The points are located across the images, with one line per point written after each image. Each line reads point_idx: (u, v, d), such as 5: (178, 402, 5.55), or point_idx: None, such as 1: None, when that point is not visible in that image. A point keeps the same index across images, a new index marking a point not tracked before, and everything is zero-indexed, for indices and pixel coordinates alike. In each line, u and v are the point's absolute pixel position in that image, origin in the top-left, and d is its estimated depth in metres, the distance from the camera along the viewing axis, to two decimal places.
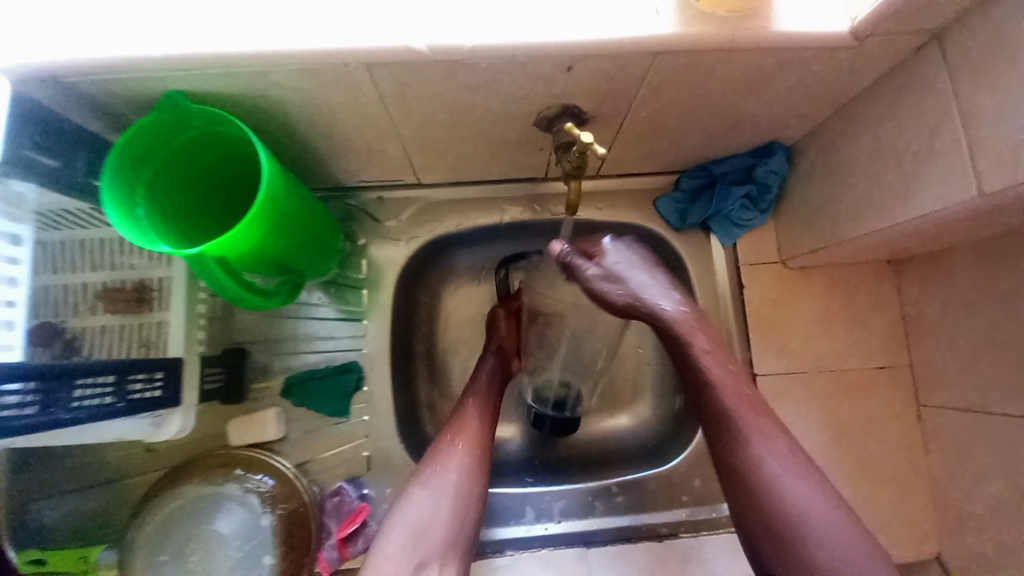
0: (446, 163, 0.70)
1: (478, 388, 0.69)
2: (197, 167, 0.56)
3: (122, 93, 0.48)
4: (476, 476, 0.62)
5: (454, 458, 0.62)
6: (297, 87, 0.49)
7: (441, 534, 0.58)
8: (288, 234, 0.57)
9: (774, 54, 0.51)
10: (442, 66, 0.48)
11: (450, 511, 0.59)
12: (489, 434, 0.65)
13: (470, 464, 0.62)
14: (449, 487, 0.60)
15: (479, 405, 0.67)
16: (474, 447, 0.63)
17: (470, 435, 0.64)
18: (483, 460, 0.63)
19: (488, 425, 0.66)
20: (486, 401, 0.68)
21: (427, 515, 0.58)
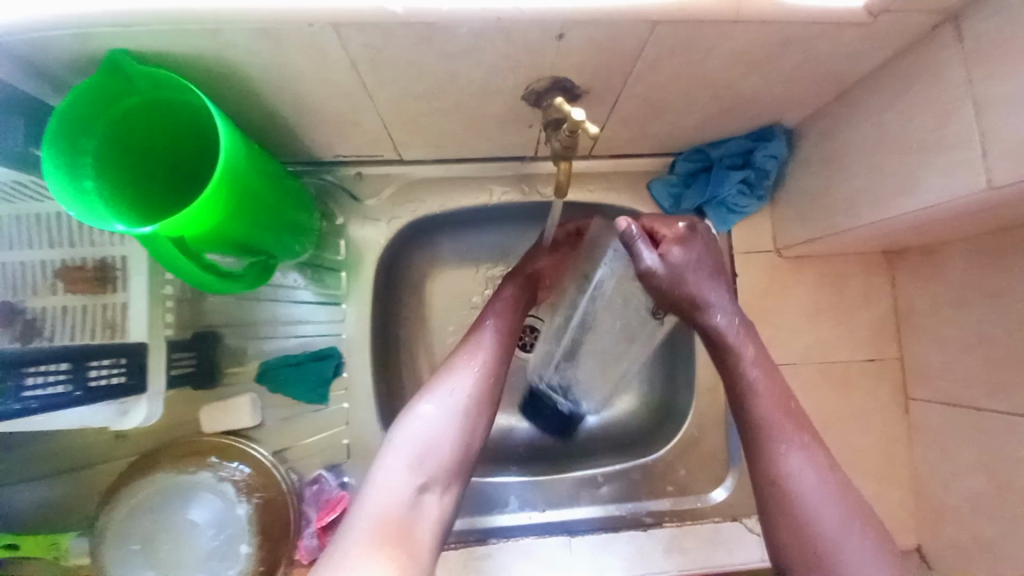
0: (428, 138, 0.65)
1: (500, 306, 0.66)
2: (153, 138, 0.51)
3: (61, 54, 0.43)
4: (489, 392, 0.59)
5: (471, 369, 0.59)
6: (258, 50, 0.45)
7: (448, 448, 0.55)
8: (257, 211, 0.53)
9: (779, 28, 0.47)
10: (419, 31, 0.44)
11: (460, 425, 0.56)
12: (506, 354, 0.62)
13: (481, 381, 0.59)
14: (462, 397, 0.57)
15: (501, 324, 0.64)
16: (486, 367, 0.60)
17: (490, 352, 0.61)
18: (496, 381, 0.60)
19: (506, 347, 0.63)
20: (506, 317, 0.65)
21: (437, 426, 0.55)
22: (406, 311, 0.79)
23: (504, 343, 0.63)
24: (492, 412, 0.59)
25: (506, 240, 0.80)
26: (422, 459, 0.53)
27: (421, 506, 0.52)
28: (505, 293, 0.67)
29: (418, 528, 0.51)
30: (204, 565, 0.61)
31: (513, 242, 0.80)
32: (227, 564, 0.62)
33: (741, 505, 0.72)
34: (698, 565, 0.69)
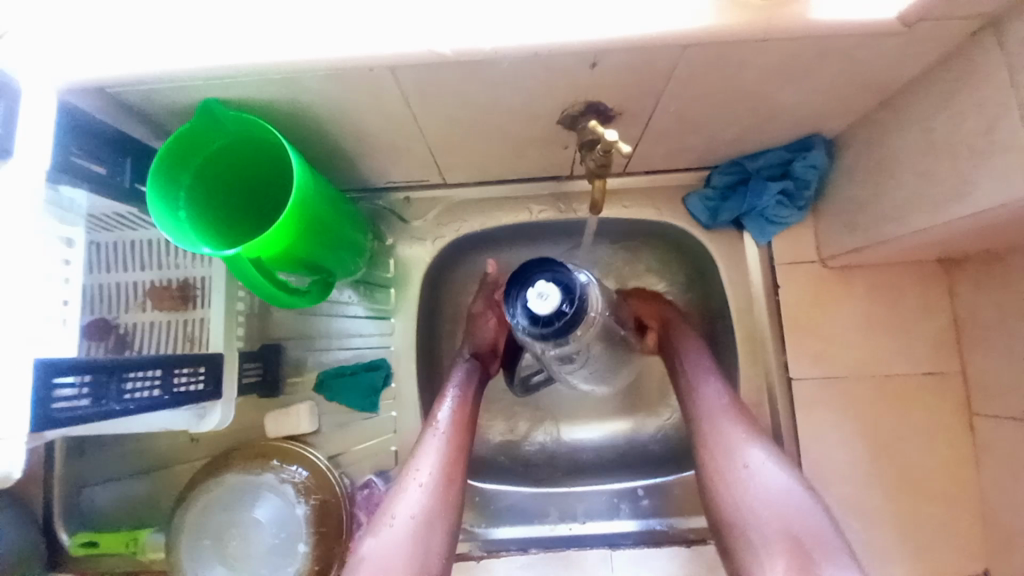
0: (471, 162, 0.70)
1: (454, 390, 0.67)
2: (234, 172, 0.58)
3: (165, 103, 0.51)
4: (444, 498, 0.61)
5: (417, 483, 0.61)
6: (324, 91, 0.51)
7: (405, 567, 0.56)
8: (320, 234, 0.59)
9: (812, 43, 0.48)
10: (464, 66, 0.48)
11: (413, 545, 0.57)
12: (458, 456, 0.63)
13: (438, 472, 0.62)
14: (410, 514, 0.59)
15: (454, 413, 0.65)
16: (442, 455, 0.63)
17: (445, 441, 0.63)
18: (453, 470, 0.63)
19: (458, 447, 0.64)
20: (461, 409, 0.66)
21: (387, 553, 0.57)
22: (450, 326, 0.83)
23: (458, 441, 0.64)
24: (451, 515, 0.60)
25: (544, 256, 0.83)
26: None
27: None
28: (455, 386, 0.68)
29: None
30: (266, 562, 0.65)
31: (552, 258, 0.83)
32: (286, 562, 0.65)
33: None
34: None
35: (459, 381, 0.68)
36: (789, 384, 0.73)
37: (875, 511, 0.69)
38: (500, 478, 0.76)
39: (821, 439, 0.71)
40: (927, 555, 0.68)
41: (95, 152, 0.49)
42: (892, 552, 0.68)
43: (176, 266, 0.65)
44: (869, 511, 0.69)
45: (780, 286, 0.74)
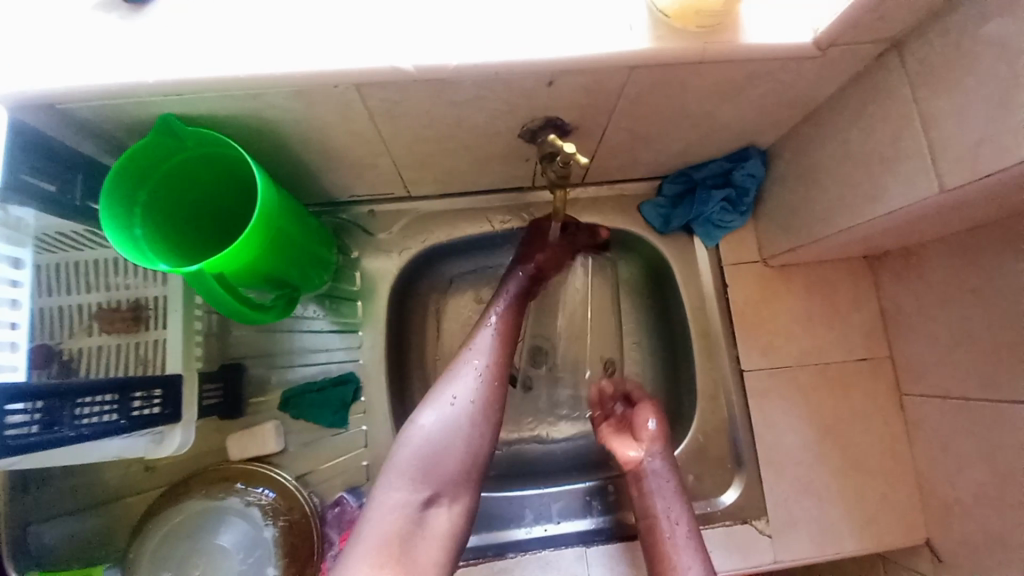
0: (435, 175, 0.72)
1: (507, 298, 0.71)
2: (192, 188, 0.57)
3: (118, 119, 0.50)
4: (493, 394, 0.63)
5: (471, 372, 0.63)
6: (288, 107, 0.51)
7: (457, 452, 0.59)
8: (283, 249, 0.59)
9: (743, 65, 0.54)
10: (429, 84, 0.50)
11: (465, 431, 0.60)
12: (506, 356, 0.66)
13: (486, 380, 0.63)
14: (464, 397, 0.62)
15: (502, 327, 0.68)
16: (492, 364, 0.65)
17: (489, 360, 0.65)
18: (500, 378, 0.65)
19: (506, 348, 0.67)
20: (511, 314, 0.70)
21: (443, 431, 0.59)
22: (418, 338, 0.83)
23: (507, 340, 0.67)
24: (498, 414, 0.63)
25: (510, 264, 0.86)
26: (430, 467, 0.58)
27: (427, 521, 0.56)
28: (510, 291, 0.71)
29: (423, 542, 0.55)
30: None
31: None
32: None
33: (750, 508, 0.75)
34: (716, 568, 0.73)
35: (511, 293, 0.71)
36: (742, 376, 0.78)
37: (823, 489, 0.75)
38: None
39: (773, 425, 0.76)
40: (872, 526, 0.74)
41: (44, 168, 0.48)
42: (841, 525, 0.74)
43: (127, 286, 0.62)
44: (817, 490, 0.75)
45: (728, 286, 0.80)
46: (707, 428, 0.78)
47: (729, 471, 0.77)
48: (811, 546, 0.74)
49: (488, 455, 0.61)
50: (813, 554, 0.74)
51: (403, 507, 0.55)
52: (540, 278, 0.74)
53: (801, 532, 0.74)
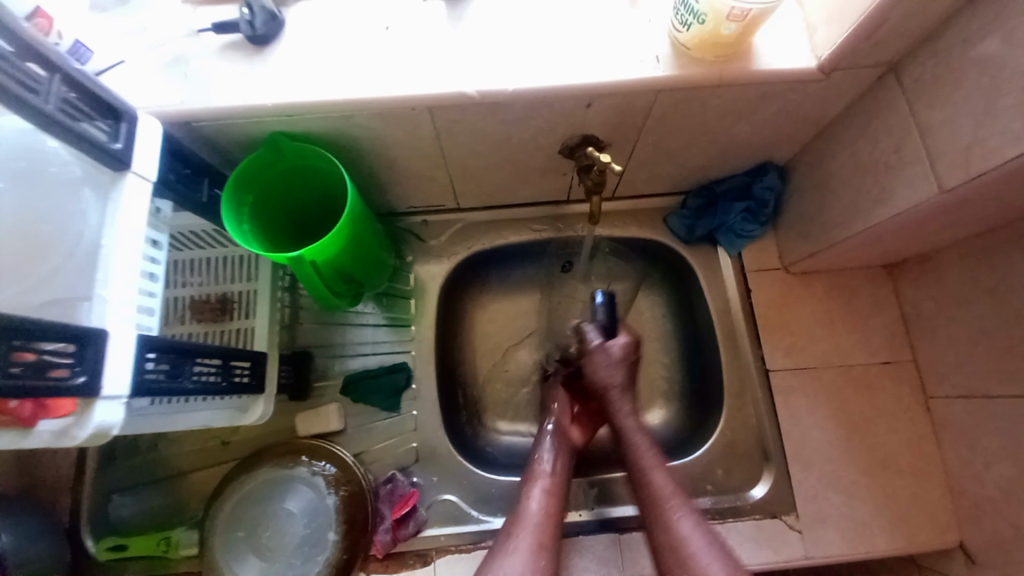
0: (483, 188, 0.82)
1: (545, 471, 0.71)
2: (285, 195, 0.69)
3: (236, 135, 0.62)
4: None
5: (517, 549, 0.63)
6: (372, 126, 0.63)
7: None
8: (357, 245, 0.68)
9: (756, 87, 0.62)
10: (489, 105, 0.61)
11: None
12: (551, 533, 0.65)
13: (534, 560, 0.63)
14: None
15: (549, 501, 0.68)
16: (536, 544, 0.64)
17: (535, 534, 0.64)
18: (546, 556, 0.63)
19: (552, 523, 0.66)
20: (553, 495, 0.68)
21: None
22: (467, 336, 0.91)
23: (546, 521, 0.66)
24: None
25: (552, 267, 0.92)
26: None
27: None
28: (548, 469, 0.71)
29: None
30: (299, 551, 0.70)
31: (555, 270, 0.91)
32: (316, 551, 0.70)
33: (778, 503, 0.78)
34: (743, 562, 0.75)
35: (547, 460, 0.72)
36: (767, 375, 0.83)
37: (851, 487, 0.77)
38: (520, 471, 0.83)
39: (799, 423, 0.80)
40: (902, 525, 0.76)
41: (180, 173, 0.59)
42: (870, 523, 0.76)
43: (215, 284, 0.73)
44: (845, 487, 0.77)
45: (752, 290, 0.86)
46: (734, 426, 0.82)
47: (757, 467, 0.81)
48: (841, 542, 0.76)
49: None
50: (843, 550, 0.75)
51: None
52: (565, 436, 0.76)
53: (830, 528, 0.76)
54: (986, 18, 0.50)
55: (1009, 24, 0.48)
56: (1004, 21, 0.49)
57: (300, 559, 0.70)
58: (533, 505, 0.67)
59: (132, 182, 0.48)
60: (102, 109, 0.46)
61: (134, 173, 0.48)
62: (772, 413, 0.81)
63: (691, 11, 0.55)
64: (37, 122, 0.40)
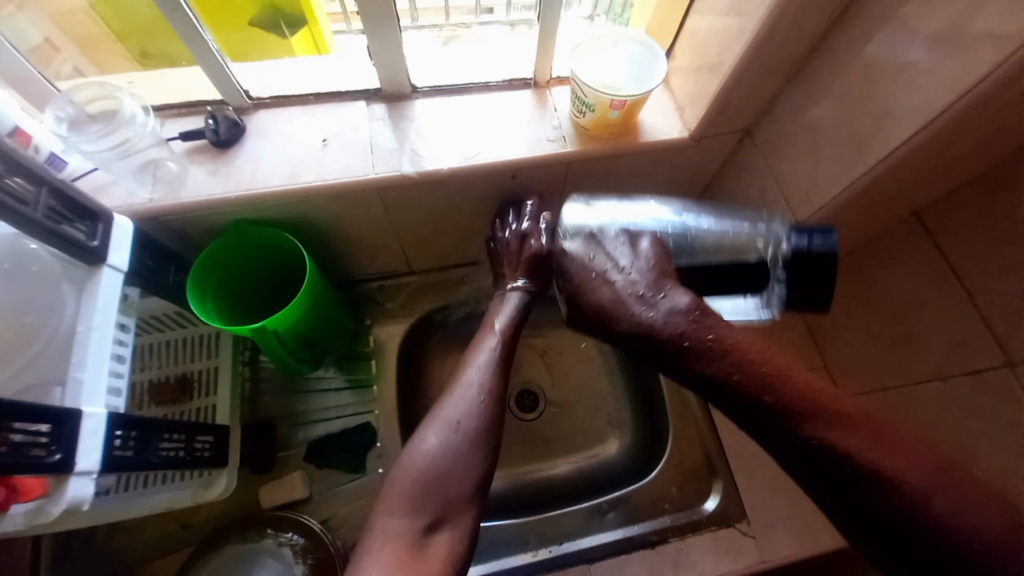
0: (432, 253, 0.91)
1: (502, 314, 0.74)
2: (246, 273, 0.75)
3: (201, 225, 0.69)
4: (496, 395, 0.66)
5: (476, 366, 0.68)
6: (327, 208, 0.72)
7: (458, 474, 0.60)
8: (319, 312, 0.74)
9: (647, 154, 0.77)
10: (428, 181, 0.72)
11: (467, 454, 0.61)
12: (502, 372, 0.68)
13: (488, 400, 0.65)
14: (467, 420, 0.63)
15: (501, 341, 0.71)
16: (495, 379, 0.67)
17: (490, 376, 0.67)
18: (500, 387, 0.67)
19: (503, 375, 0.68)
20: (506, 329, 0.73)
21: (439, 456, 0.60)
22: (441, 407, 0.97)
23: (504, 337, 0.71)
24: (500, 412, 0.65)
25: None
26: (431, 485, 0.59)
27: (426, 532, 0.56)
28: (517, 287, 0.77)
29: (423, 448, 0.61)
30: None
31: None
32: None
33: (732, 512, 0.83)
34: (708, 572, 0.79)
35: (508, 311, 0.75)
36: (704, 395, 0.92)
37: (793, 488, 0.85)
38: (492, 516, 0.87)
39: (737, 434, 0.88)
40: None
41: (148, 260, 0.64)
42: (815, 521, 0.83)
43: (174, 365, 0.76)
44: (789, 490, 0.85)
45: None
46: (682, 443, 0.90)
47: (708, 483, 0.87)
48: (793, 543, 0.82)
49: (489, 463, 0.62)
50: (797, 551, 0.81)
51: (407, 525, 0.56)
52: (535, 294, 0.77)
53: (782, 532, 0.82)
54: (806, 93, 0.66)
55: (822, 98, 0.64)
56: (818, 96, 0.65)
57: None
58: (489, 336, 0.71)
59: (109, 275, 0.53)
60: (81, 213, 0.51)
61: (110, 268, 0.54)
62: (713, 428, 0.89)
63: (584, 103, 0.69)
64: (25, 229, 0.46)
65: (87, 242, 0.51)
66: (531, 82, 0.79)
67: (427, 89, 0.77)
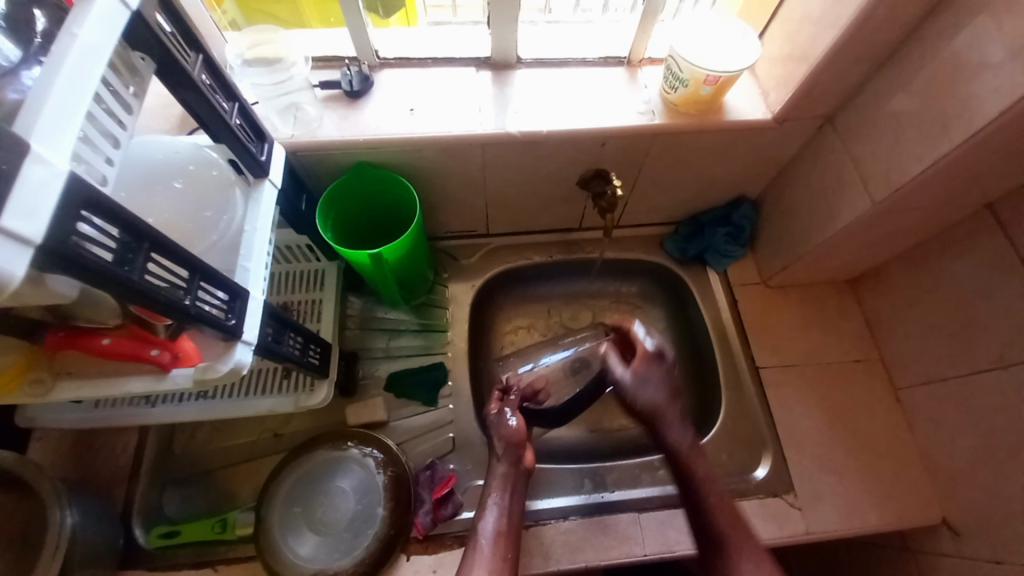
0: (511, 217, 0.99)
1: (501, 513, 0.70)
2: (356, 214, 0.84)
3: (328, 164, 0.78)
4: (506, 551, 0.66)
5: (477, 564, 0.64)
6: (435, 159, 0.81)
7: None
8: (416, 254, 0.82)
9: (728, 133, 0.82)
10: (526, 142, 0.79)
11: None
12: (508, 544, 0.67)
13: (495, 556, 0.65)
14: None
15: (501, 524, 0.69)
16: (502, 549, 0.66)
17: (495, 538, 0.67)
18: (510, 555, 0.66)
19: (509, 540, 0.68)
20: (506, 510, 0.71)
21: None
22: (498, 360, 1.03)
23: (521, 466, 0.76)
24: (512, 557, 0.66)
25: (579, 281, 1.09)
26: None
27: None
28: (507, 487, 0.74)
29: None
30: (351, 526, 0.78)
31: (579, 289, 1.09)
32: (367, 525, 0.77)
33: (780, 484, 0.87)
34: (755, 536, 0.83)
35: (502, 480, 0.74)
36: (759, 372, 0.95)
37: (842, 468, 0.88)
38: (546, 463, 0.93)
39: (789, 412, 0.92)
40: (890, 502, 0.86)
41: (287, 185, 0.74)
42: (862, 501, 0.85)
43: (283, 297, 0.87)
44: (837, 469, 0.88)
45: (738, 301, 1.01)
46: (734, 416, 0.93)
47: (758, 454, 0.91)
48: (839, 520, 0.84)
49: None
50: (840, 525, 0.84)
51: None
52: (518, 444, 0.77)
53: (828, 506, 0.85)
54: (890, 82, 0.71)
55: (905, 88, 0.69)
56: (902, 86, 0.69)
57: (351, 533, 0.77)
58: (487, 529, 0.68)
59: (269, 189, 0.62)
60: (257, 133, 0.61)
61: (269, 182, 0.62)
62: (766, 404, 0.92)
63: (678, 79, 0.75)
64: (223, 135, 0.55)
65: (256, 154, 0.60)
66: (624, 61, 0.86)
67: (530, 60, 0.85)
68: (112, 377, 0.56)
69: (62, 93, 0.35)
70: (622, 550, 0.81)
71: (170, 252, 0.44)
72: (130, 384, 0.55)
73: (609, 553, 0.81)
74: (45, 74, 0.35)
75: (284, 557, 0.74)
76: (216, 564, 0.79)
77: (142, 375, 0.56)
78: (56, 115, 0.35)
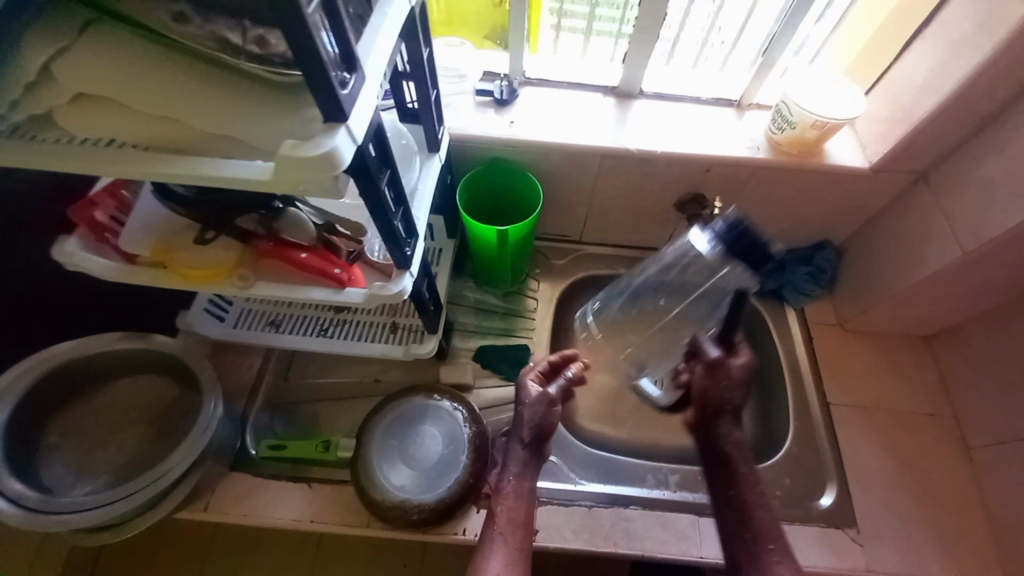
0: (606, 227, 1.10)
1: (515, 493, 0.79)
2: (480, 198, 0.98)
3: (470, 155, 0.93)
4: (517, 535, 0.75)
5: (495, 541, 0.74)
6: (558, 164, 0.94)
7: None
8: (527, 241, 0.95)
9: (824, 175, 0.91)
10: (641, 158, 0.91)
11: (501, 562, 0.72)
12: (523, 522, 0.77)
13: (513, 533, 0.75)
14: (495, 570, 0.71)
15: (519, 505, 0.78)
16: (517, 524, 0.76)
17: (510, 517, 0.77)
18: (523, 531, 0.76)
19: (526, 518, 0.78)
20: (521, 494, 0.79)
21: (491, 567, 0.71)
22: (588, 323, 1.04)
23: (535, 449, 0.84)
24: (526, 534, 0.76)
25: None
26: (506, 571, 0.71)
27: None
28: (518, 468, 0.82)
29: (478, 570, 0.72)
30: (436, 467, 0.86)
31: None
32: (451, 468, 0.86)
33: (841, 516, 0.88)
34: (811, 562, 0.84)
35: (516, 464, 0.82)
36: (829, 407, 0.98)
37: (906, 514, 0.88)
38: (610, 456, 0.99)
39: (856, 450, 0.94)
40: (955, 559, 0.85)
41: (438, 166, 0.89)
42: (925, 550, 0.85)
43: None
44: (902, 514, 0.88)
45: (813, 337, 1.05)
46: (799, 443, 0.96)
47: (820, 484, 0.92)
48: (899, 563, 0.84)
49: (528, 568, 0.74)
50: (902, 569, 0.84)
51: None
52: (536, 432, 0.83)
53: (889, 548, 0.85)
54: (986, 148, 0.78)
55: (1002, 154, 0.76)
56: (997, 152, 0.76)
57: (436, 472, 0.86)
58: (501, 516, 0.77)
59: (436, 162, 0.75)
60: (439, 117, 0.75)
61: (438, 158, 0.76)
62: (832, 437, 0.95)
63: (786, 121, 0.86)
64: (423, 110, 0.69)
65: (407, 103, 0.73)
66: (734, 103, 0.97)
67: (650, 93, 0.98)
68: (298, 285, 0.69)
69: (384, 43, 0.48)
70: (677, 547, 0.85)
71: (395, 184, 0.58)
72: (312, 292, 0.68)
73: (665, 547, 0.85)
74: (373, 27, 0.48)
75: (378, 479, 0.84)
76: (309, 481, 0.88)
77: (322, 288, 0.69)
78: (378, 55, 0.47)
